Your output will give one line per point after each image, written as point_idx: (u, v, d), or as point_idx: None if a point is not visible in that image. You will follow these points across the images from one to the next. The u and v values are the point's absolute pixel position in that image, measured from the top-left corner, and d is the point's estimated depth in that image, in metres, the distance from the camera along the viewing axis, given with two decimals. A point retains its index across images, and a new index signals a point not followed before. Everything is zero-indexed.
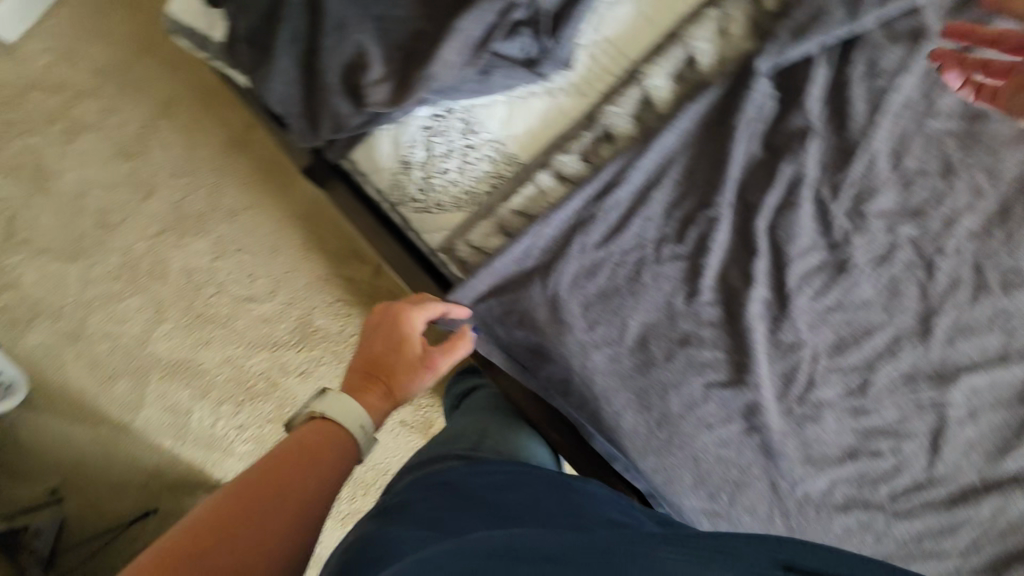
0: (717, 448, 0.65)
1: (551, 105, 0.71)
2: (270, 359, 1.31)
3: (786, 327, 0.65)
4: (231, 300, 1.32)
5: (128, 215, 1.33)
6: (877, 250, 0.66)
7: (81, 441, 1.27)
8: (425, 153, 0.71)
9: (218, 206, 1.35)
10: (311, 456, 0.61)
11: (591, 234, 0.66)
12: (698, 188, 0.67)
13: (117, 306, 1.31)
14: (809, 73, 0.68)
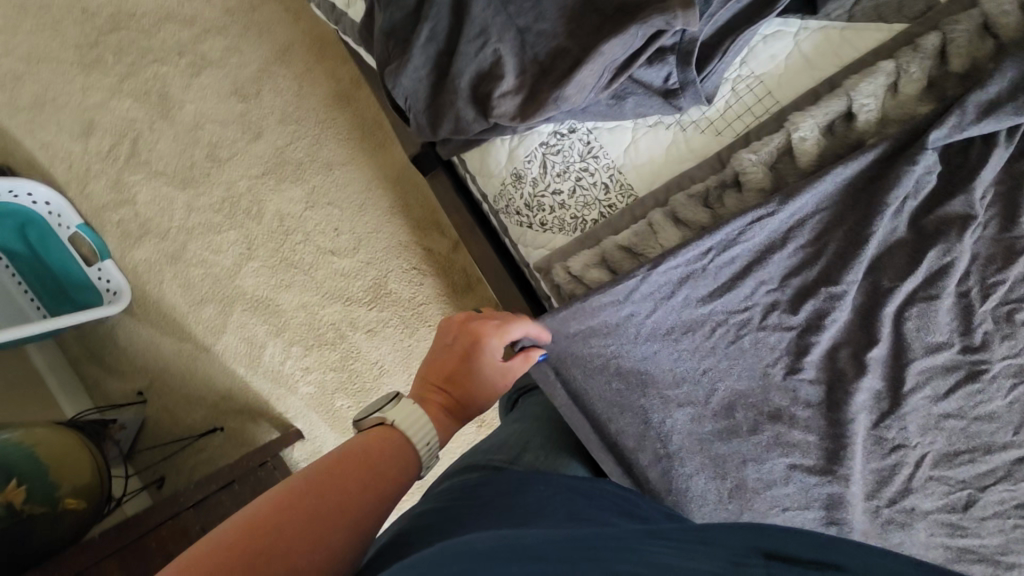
0: (788, 531, 0.62)
1: (680, 139, 0.67)
2: (342, 312, 1.35)
3: (894, 423, 0.61)
4: (315, 250, 1.37)
5: (235, 153, 1.39)
6: (1020, 364, 0.59)
7: (168, 354, 1.39)
8: (539, 169, 0.69)
9: (315, 154, 1.39)
10: (359, 464, 0.57)
11: (697, 288, 0.63)
12: (826, 258, 0.62)
13: (214, 237, 1.38)
14: (985, 152, 0.60)
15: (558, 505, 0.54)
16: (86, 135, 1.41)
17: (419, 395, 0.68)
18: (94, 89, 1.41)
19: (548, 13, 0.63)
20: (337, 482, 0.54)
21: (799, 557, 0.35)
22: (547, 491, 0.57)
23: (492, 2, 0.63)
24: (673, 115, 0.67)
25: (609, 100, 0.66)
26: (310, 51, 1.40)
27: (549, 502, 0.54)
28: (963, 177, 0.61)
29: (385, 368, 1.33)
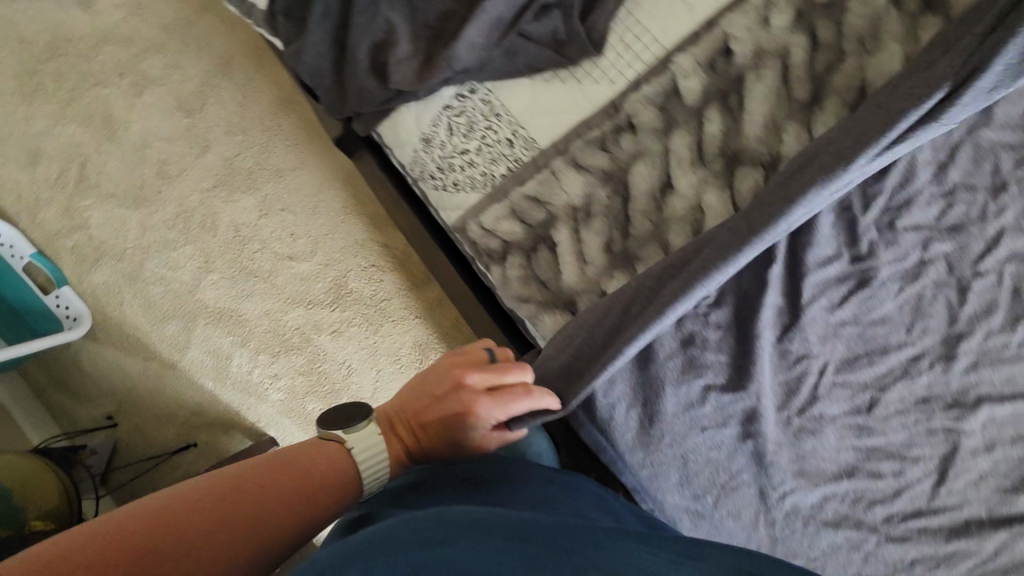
0: (708, 450, 0.64)
1: (576, 91, 0.70)
2: (305, 316, 1.33)
3: (797, 334, 0.64)
4: (273, 257, 1.35)
5: (184, 167, 1.38)
6: (904, 266, 0.63)
7: (133, 373, 1.32)
8: (446, 132, 0.72)
9: (266, 162, 1.39)
10: (284, 472, 0.53)
11: (591, 227, 0.68)
12: (719, 187, 0.66)
13: (170, 253, 1.34)
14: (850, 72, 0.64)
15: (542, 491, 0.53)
16: (30, 163, 1.38)
17: (384, 426, 0.62)
18: (37, 117, 1.38)
19: None
20: (253, 488, 0.50)
21: None
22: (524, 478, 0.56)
23: None
24: (568, 69, 0.70)
25: (503, 56, 0.68)
26: (245, 61, 1.42)
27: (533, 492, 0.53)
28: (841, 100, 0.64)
29: (353, 368, 1.31)
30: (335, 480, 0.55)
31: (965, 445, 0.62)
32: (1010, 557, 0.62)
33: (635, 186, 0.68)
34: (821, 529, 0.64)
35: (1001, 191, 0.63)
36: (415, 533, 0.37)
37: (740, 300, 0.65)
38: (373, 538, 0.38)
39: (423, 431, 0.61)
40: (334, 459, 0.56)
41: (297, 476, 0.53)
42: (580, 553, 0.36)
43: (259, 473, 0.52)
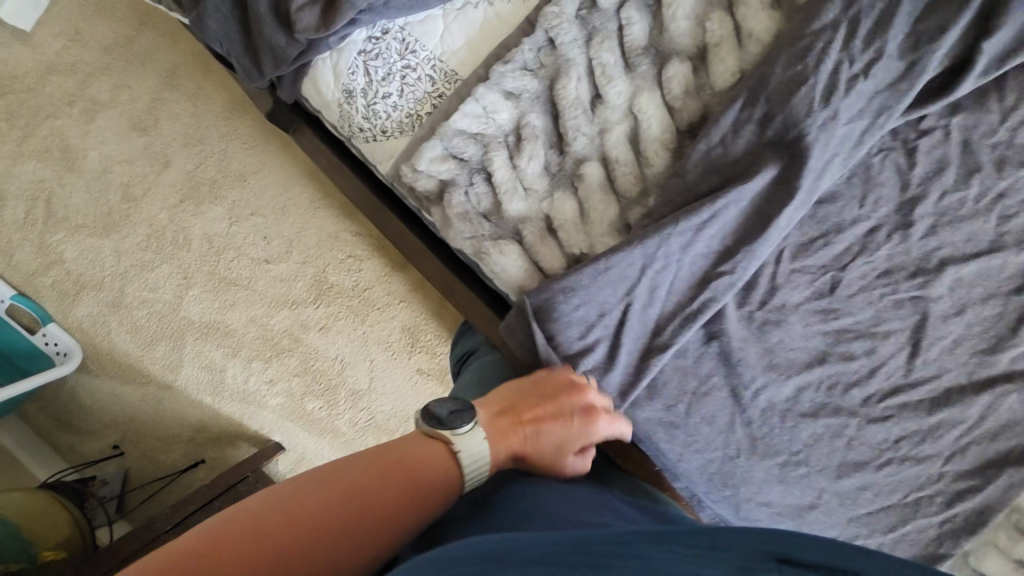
0: (674, 358, 0.63)
1: (489, 15, 0.68)
2: (292, 316, 1.26)
3: (756, 225, 0.60)
4: (250, 263, 1.27)
5: (149, 187, 1.30)
6: (860, 128, 0.58)
7: (130, 402, 1.28)
8: (365, 79, 0.69)
9: (228, 171, 1.30)
10: (388, 471, 0.49)
11: (523, 152, 0.65)
12: (649, 88, 0.64)
13: (149, 276, 1.29)
14: None
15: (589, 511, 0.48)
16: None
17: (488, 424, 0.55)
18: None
19: None
20: (357, 495, 0.47)
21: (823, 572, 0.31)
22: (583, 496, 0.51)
23: None
24: None
25: None
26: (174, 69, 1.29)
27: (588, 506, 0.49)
28: None
29: (346, 361, 1.24)
30: (443, 480, 0.50)
31: (935, 312, 0.60)
32: (996, 420, 0.60)
33: (565, 100, 0.64)
34: (798, 421, 0.62)
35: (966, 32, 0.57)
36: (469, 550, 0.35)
37: (688, 194, 0.61)
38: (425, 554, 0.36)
39: (537, 435, 0.55)
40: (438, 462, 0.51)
41: (398, 472, 0.49)
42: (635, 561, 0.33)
43: (364, 469, 0.49)
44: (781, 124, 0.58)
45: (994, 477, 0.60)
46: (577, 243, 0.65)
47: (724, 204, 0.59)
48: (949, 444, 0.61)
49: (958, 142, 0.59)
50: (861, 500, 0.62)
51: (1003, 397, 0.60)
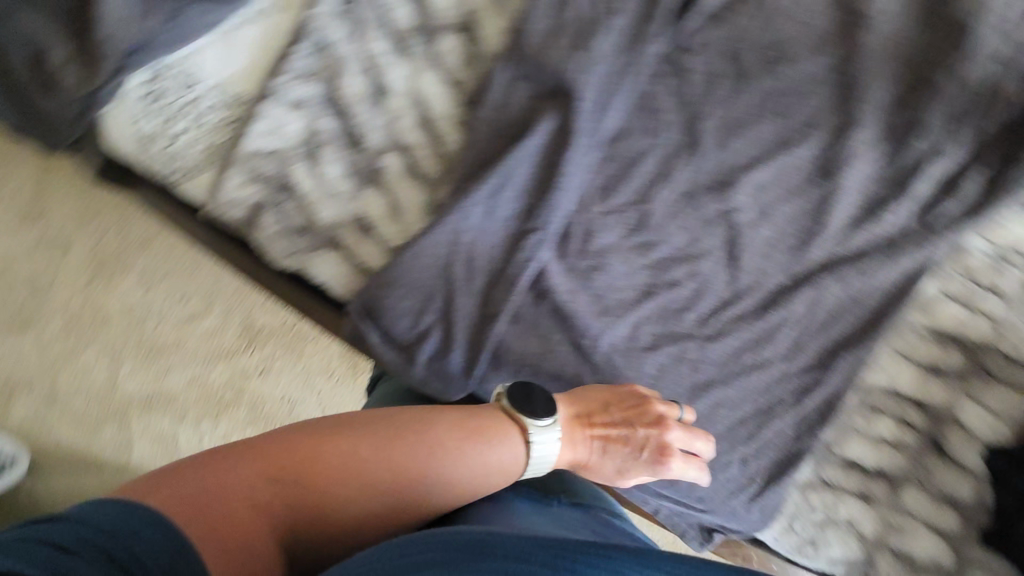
0: (512, 325, 0.64)
1: (261, 30, 0.67)
2: (228, 371, 1.14)
3: (549, 178, 0.60)
4: (174, 326, 1.16)
5: (55, 274, 1.19)
6: (623, 61, 0.58)
7: (88, 486, 1.11)
8: (156, 122, 0.68)
9: (129, 242, 1.20)
10: (478, 440, 0.51)
11: (323, 160, 0.65)
12: (423, 69, 0.63)
13: (78, 360, 1.16)
14: None
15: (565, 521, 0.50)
16: None
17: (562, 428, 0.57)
18: None
19: None
20: (393, 460, 0.48)
21: None
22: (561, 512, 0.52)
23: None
24: (243, 12, 0.67)
25: (169, 24, 0.64)
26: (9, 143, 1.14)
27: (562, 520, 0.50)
28: None
29: (292, 399, 1.11)
30: (508, 454, 0.52)
31: (742, 222, 0.61)
32: (824, 310, 0.62)
33: (348, 98, 0.64)
34: (642, 356, 0.63)
35: None
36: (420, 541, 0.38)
37: (481, 163, 0.61)
38: (383, 542, 0.39)
39: (601, 450, 0.58)
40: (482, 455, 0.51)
41: (434, 453, 0.49)
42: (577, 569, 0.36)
43: (445, 424, 0.51)
44: (546, 75, 0.59)
45: (832, 364, 0.62)
46: (395, 235, 0.65)
47: (509, 165, 0.60)
48: (787, 344, 0.62)
49: (724, 53, 0.59)
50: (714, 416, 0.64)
51: (825, 287, 0.61)
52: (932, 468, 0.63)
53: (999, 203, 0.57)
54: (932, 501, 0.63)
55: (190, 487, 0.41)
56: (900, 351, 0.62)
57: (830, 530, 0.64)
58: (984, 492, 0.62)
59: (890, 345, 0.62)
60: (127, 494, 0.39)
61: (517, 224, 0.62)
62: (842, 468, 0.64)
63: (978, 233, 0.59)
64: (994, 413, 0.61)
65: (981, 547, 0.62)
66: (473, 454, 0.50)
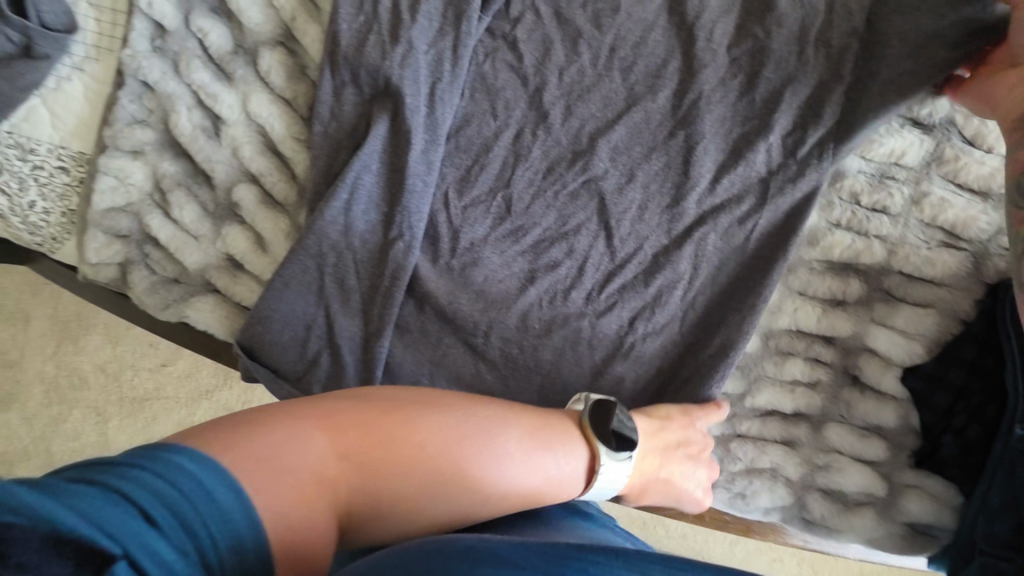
0: (399, 337, 0.62)
1: (86, 81, 0.64)
2: (214, 406, 1.15)
3: (399, 181, 0.58)
4: (151, 374, 1.16)
5: (21, 347, 1.17)
6: (445, 46, 0.56)
7: None
8: (4, 196, 0.65)
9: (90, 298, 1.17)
10: (546, 450, 0.46)
11: (174, 204, 0.62)
12: (251, 91, 0.60)
13: (65, 427, 1.15)
14: None
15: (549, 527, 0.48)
16: None
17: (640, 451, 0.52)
18: None
19: None
20: (450, 453, 0.42)
21: None
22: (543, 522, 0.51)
23: None
24: (61, 66, 0.64)
25: None
26: None
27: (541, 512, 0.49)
28: None
29: None
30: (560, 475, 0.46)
31: (608, 188, 0.58)
32: (709, 263, 0.58)
33: (183, 136, 0.61)
34: (537, 344, 0.59)
35: None
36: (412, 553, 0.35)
37: (329, 179, 0.59)
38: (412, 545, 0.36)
39: (661, 474, 0.54)
40: (521, 461, 0.44)
41: (489, 451, 0.44)
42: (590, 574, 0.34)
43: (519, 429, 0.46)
44: (368, 76, 0.56)
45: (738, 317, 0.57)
46: (264, 269, 0.62)
47: (354, 176, 0.57)
48: (678, 305, 0.59)
49: (549, 18, 0.57)
50: None
51: (705, 240, 0.57)
52: (852, 402, 0.61)
53: (860, 118, 0.54)
54: (858, 436, 0.60)
55: (266, 447, 0.36)
56: (797, 290, 0.60)
57: (757, 480, 0.61)
58: (908, 416, 0.59)
59: (787, 284, 0.60)
60: (198, 444, 0.35)
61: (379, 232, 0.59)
62: (761, 419, 0.62)
63: (851, 156, 0.58)
64: (905, 335, 0.59)
65: (911, 470, 0.60)
66: (537, 464, 0.45)
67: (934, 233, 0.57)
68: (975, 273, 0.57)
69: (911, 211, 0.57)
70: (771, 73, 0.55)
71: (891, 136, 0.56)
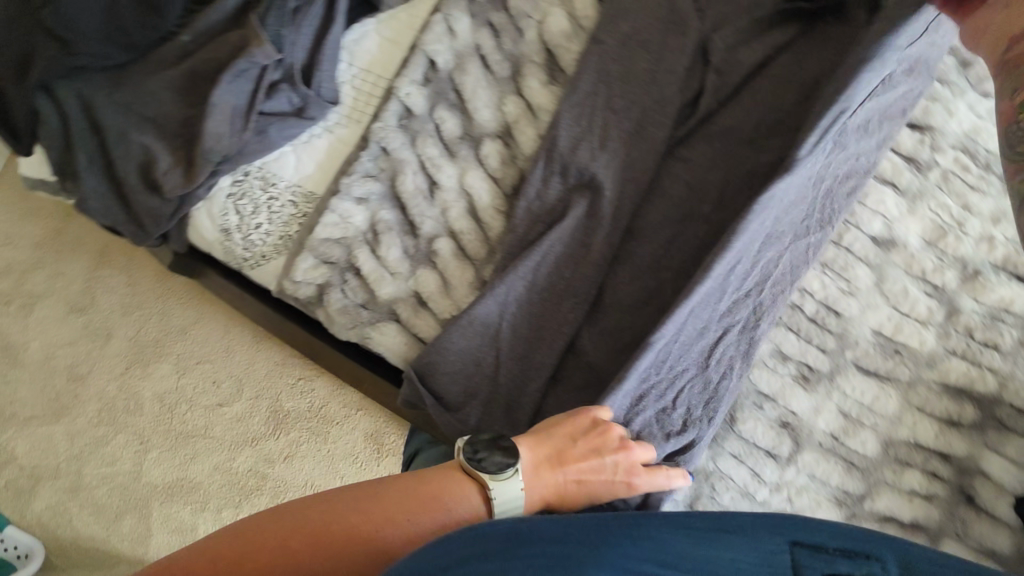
0: (553, 386, 0.70)
1: (331, 140, 0.79)
2: (255, 455, 1.16)
3: (581, 254, 0.70)
4: (204, 412, 1.19)
5: (94, 362, 1.22)
6: (640, 157, 0.70)
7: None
8: (237, 216, 0.79)
9: (173, 330, 1.24)
10: (422, 507, 0.51)
11: (383, 243, 0.74)
12: (468, 167, 0.75)
13: (106, 449, 1.17)
14: (523, 40, 0.75)
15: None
16: None
17: (527, 473, 0.54)
18: None
19: (165, 96, 0.74)
20: (321, 533, 0.48)
21: (826, 548, 0.43)
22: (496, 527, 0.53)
23: (118, 110, 0.74)
24: (316, 126, 0.79)
25: (256, 138, 0.76)
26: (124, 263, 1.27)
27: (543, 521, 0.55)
28: (521, 65, 0.75)
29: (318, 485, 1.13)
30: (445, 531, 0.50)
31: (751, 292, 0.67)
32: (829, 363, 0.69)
33: (405, 192, 0.75)
34: None
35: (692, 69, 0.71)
36: (462, 539, 0.42)
37: (522, 244, 0.71)
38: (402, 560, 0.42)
39: (580, 484, 0.54)
40: (398, 521, 0.50)
41: (360, 521, 0.49)
42: (625, 545, 0.41)
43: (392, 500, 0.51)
44: (576, 172, 0.70)
45: (850, 415, 0.68)
46: (446, 309, 0.73)
47: (549, 244, 0.69)
48: (808, 403, 0.68)
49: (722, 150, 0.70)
50: (750, 469, 0.67)
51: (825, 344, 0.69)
52: (968, 522, 0.64)
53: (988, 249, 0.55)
54: (975, 558, 0.63)
55: None
56: (916, 405, 0.67)
57: None
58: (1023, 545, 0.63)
59: (907, 398, 0.67)
60: None
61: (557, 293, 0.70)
62: (880, 524, 0.65)
63: (965, 295, 0.67)
64: (1014, 461, 0.65)
65: None
66: (409, 522, 0.50)
67: None
68: None
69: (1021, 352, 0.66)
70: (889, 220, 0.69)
71: (1001, 285, 0.67)
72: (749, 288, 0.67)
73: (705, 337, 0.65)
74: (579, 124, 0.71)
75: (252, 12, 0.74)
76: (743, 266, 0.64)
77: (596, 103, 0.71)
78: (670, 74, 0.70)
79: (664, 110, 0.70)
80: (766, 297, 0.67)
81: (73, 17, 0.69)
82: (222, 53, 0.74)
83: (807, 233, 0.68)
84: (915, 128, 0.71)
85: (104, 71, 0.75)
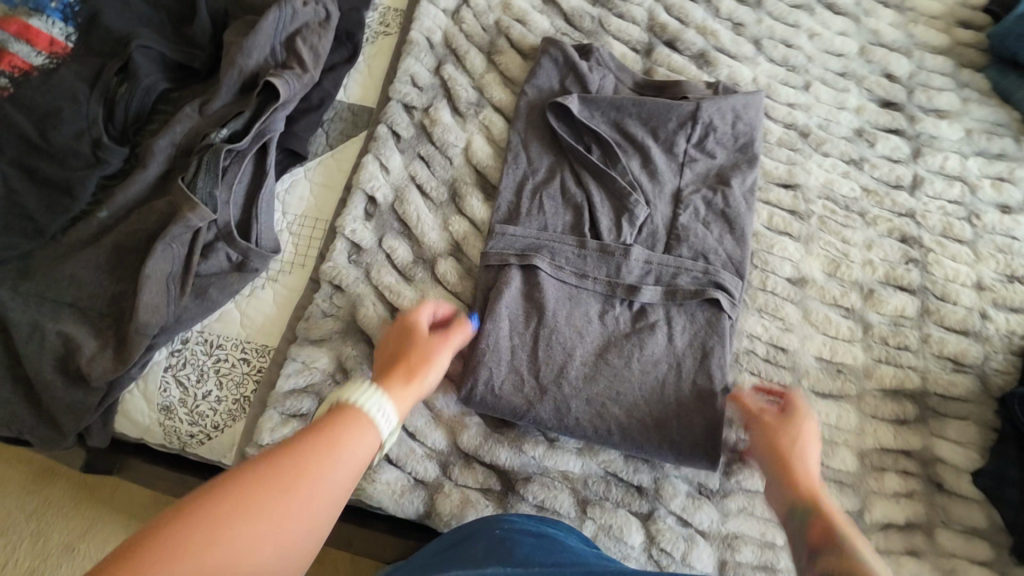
0: (580, 495, 0.70)
1: (277, 289, 0.77)
2: None
3: (521, 379, 0.70)
4: None
5: None
6: (566, 290, 0.73)
7: None
8: (179, 388, 0.71)
9: (18, 553, 0.96)
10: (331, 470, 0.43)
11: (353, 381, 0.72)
12: (425, 289, 0.76)
13: None
14: (450, 168, 0.82)
15: (529, 548, 0.50)
16: None
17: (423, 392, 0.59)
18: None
19: (87, 279, 0.69)
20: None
21: None
22: (473, 529, 0.56)
23: (29, 303, 0.68)
24: (259, 277, 0.77)
25: (194, 302, 0.72)
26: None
27: (494, 550, 0.50)
28: (456, 188, 0.81)
29: None
30: (357, 476, 0.45)
31: (711, 376, 0.69)
32: None
33: (371, 324, 0.73)
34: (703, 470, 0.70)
35: (596, 198, 0.77)
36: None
37: (474, 350, 0.70)
38: None
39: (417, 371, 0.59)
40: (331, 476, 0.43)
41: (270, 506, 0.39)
42: None
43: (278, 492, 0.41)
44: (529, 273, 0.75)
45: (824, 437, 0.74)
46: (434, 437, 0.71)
47: (508, 342, 0.71)
48: None
49: (647, 272, 0.74)
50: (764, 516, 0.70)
51: (783, 380, 0.76)
52: (946, 506, 0.73)
53: (829, 407, 0.76)
54: (962, 538, 0.71)
55: None
56: (869, 414, 0.76)
57: None
58: (991, 514, 0.72)
59: (860, 410, 0.76)
60: None
61: (527, 421, 0.70)
62: (882, 532, 0.71)
63: (870, 311, 0.80)
64: (959, 443, 0.75)
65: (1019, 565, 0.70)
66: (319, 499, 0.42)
67: (947, 361, 0.79)
68: (985, 390, 0.77)
69: (925, 347, 0.79)
70: (794, 262, 0.82)
71: (893, 296, 0.81)
72: (676, 383, 0.69)
73: (665, 430, 0.68)
74: (503, 264, 0.74)
75: (177, 179, 0.73)
76: (649, 368, 0.70)
77: (516, 237, 0.75)
78: (579, 203, 0.77)
79: (590, 212, 0.76)
80: (698, 385, 0.69)
81: (52, 319, 0.67)
82: (150, 223, 0.71)
83: (702, 312, 0.72)
84: (787, 186, 0.86)
85: (5, 263, 0.69)
